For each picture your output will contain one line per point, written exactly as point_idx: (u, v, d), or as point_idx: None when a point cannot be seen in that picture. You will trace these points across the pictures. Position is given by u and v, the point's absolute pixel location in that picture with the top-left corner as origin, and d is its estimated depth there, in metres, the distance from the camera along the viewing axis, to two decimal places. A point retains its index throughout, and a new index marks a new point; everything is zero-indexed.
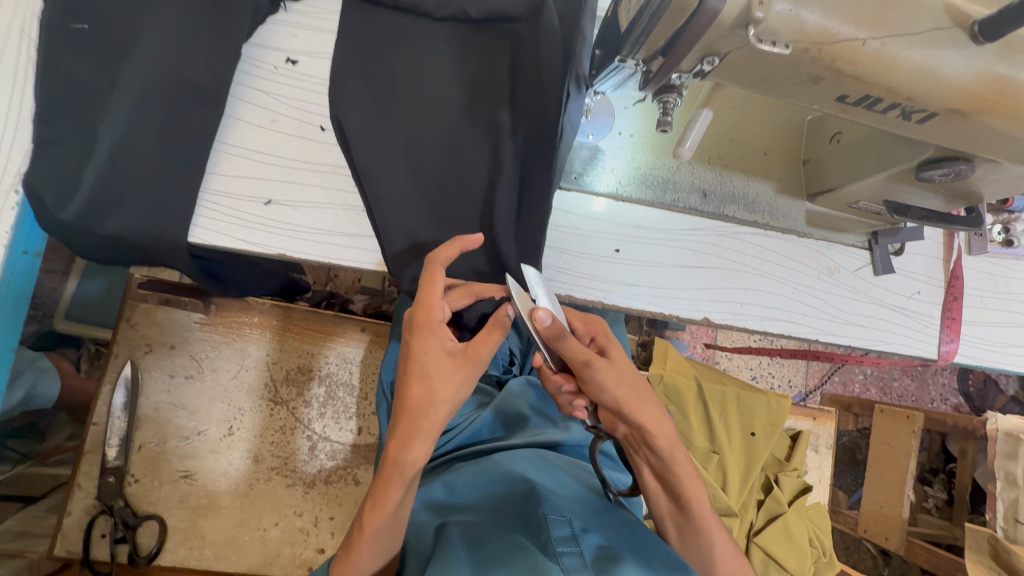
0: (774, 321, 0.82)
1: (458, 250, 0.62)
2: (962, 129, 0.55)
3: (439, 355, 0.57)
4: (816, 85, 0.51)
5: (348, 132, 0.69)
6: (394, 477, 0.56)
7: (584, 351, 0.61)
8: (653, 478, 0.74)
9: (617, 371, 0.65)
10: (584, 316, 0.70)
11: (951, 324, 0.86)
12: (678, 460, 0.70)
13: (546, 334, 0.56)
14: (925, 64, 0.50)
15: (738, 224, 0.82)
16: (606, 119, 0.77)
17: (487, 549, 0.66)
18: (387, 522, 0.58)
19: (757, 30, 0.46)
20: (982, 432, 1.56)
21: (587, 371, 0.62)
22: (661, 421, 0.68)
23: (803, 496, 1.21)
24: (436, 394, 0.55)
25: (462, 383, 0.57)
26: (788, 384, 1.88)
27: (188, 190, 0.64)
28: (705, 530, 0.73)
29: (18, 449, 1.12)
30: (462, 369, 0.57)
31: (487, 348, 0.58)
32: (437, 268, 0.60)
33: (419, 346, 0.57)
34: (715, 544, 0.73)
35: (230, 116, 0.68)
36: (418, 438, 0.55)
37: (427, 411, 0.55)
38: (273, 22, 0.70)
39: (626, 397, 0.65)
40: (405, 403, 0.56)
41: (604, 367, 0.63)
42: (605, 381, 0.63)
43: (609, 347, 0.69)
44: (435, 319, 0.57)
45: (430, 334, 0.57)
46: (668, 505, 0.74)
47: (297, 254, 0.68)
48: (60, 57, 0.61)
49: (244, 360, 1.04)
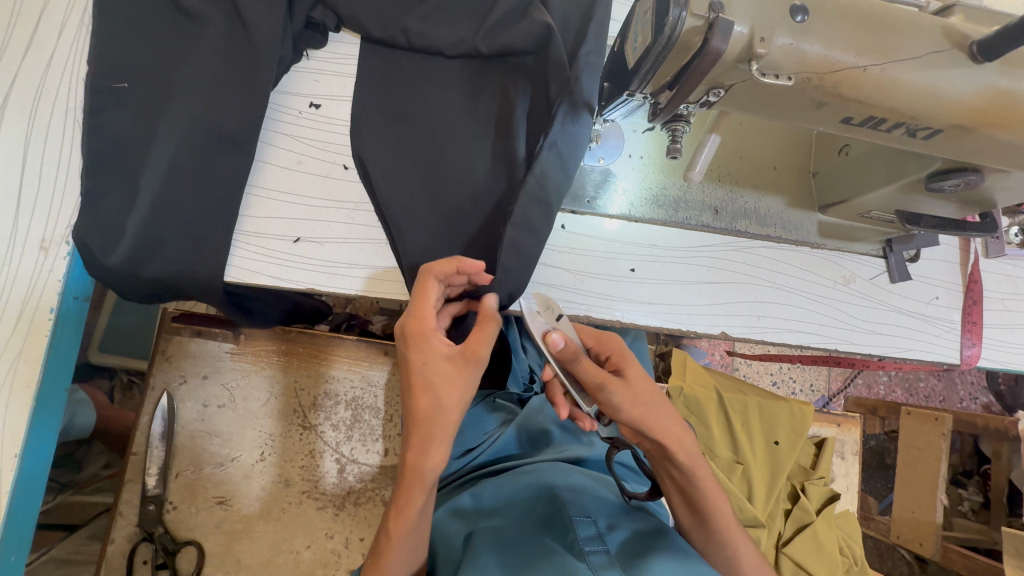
0: (792, 332, 0.83)
1: (455, 268, 0.65)
2: (972, 143, 0.56)
3: (437, 363, 0.61)
4: (820, 110, 0.53)
5: (370, 169, 0.72)
6: (416, 485, 0.63)
7: (599, 375, 0.63)
8: (675, 490, 0.77)
9: (632, 391, 0.66)
10: (597, 333, 0.71)
11: (973, 328, 0.86)
12: (701, 474, 0.72)
13: (560, 355, 0.61)
14: (929, 85, 0.51)
15: (751, 238, 0.83)
16: (616, 142, 0.80)
17: (516, 552, 0.68)
18: (413, 527, 0.65)
19: (759, 64, 0.48)
20: (1014, 432, 1.53)
21: (601, 395, 0.64)
22: (679, 438, 0.69)
23: (831, 504, 1.19)
24: (441, 401, 0.60)
25: (464, 387, 0.61)
26: (810, 389, 1.86)
27: (223, 233, 0.68)
28: (730, 542, 0.75)
29: (59, 478, 1.16)
30: (464, 372, 0.61)
31: (485, 346, 0.61)
32: (431, 281, 0.63)
33: (417, 357, 0.61)
34: (740, 550, 0.76)
35: (259, 160, 0.72)
36: (431, 446, 0.61)
37: (436, 420, 0.60)
38: (296, 69, 0.75)
39: (642, 414, 0.66)
40: (416, 412, 0.61)
41: (619, 390, 0.64)
42: (620, 404, 0.65)
43: (624, 366, 0.69)
44: (428, 328, 0.62)
45: (425, 344, 0.61)
46: (689, 518, 0.77)
47: (325, 287, 0.72)
48: (105, 116, 0.66)
49: (272, 387, 1.07)
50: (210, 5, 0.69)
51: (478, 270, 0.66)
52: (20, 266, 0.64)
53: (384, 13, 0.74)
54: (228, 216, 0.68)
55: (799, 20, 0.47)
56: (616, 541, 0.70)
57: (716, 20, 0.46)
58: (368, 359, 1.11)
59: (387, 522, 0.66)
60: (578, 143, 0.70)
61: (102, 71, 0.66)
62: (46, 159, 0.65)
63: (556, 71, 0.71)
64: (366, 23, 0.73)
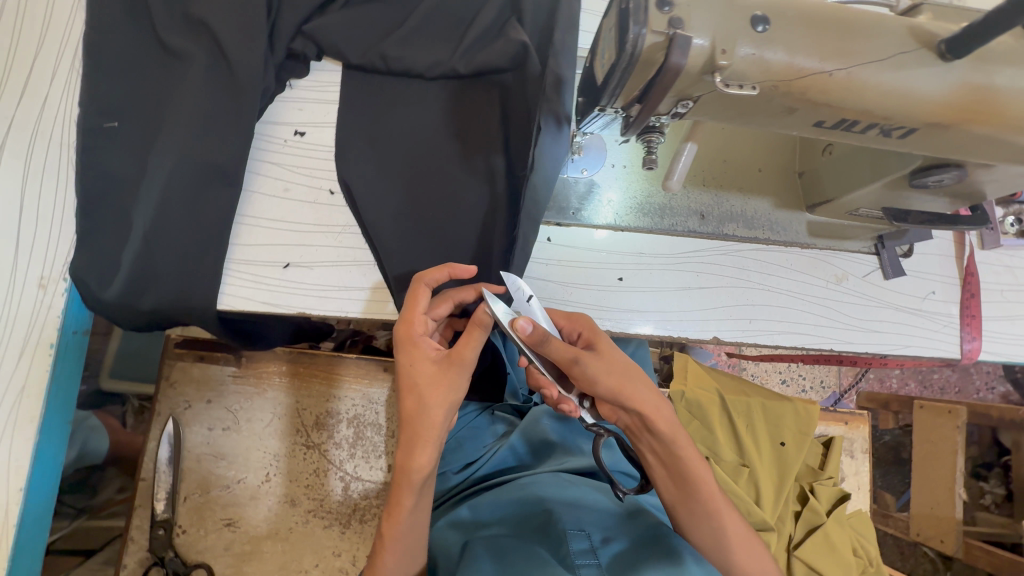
0: (785, 333, 0.82)
1: (447, 274, 0.66)
2: (950, 140, 0.55)
3: (423, 365, 0.63)
4: (792, 115, 0.53)
5: (355, 193, 0.73)
6: (404, 485, 0.65)
7: (570, 350, 0.62)
8: (658, 463, 0.78)
9: (605, 363, 0.67)
10: (569, 314, 0.73)
11: (971, 321, 0.84)
12: (680, 442, 0.74)
13: (529, 340, 0.60)
14: (898, 85, 0.51)
15: (739, 241, 0.83)
16: (599, 154, 0.80)
17: (510, 562, 0.68)
18: (406, 525, 0.67)
19: (723, 76, 0.48)
20: None
21: (576, 368, 0.63)
22: (658, 406, 0.71)
23: (842, 504, 1.17)
24: (425, 402, 0.62)
25: (449, 388, 0.62)
26: (821, 385, 1.83)
27: (215, 262, 0.69)
28: (717, 513, 0.76)
29: (74, 504, 1.19)
30: (449, 373, 0.62)
31: (469, 350, 0.62)
32: (421, 287, 0.65)
33: (404, 360, 0.63)
34: (726, 523, 0.76)
35: (247, 190, 0.74)
36: (417, 446, 0.63)
37: (420, 418, 0.62)
38: (280, 99, 0.77)
39: (617, 385, 0.67)
40: (405, 410, 0.64)
41: (593, 361, 0.65)
42: (596, 374, 0.65)
43: (595, 340, 0.70)
44: (417, 333, 0.64)
45: (413, 348, 0.63)
46: (675, 490, 0.77)
47: (316, 311, 0.73)
48: (99, 155, 0.68)
49: (276, 408, 1.09)
50: (194, 42, 0.71)
51: (469, 275, 0.67)
52: (21, 304, 0.66)
53: (363, 40, 0.76)
54: (218, 246, 0.69)
55: (761, 30, 0.48)
56: (609, 555, 0.72)
57: (675, 37, 0.46)
58: (368, 376, 1.11)
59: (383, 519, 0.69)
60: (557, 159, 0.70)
61: (92, 111, 0.69)
62: (44, 200, 0.68)
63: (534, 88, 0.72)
64: (347, 51, 0.75)
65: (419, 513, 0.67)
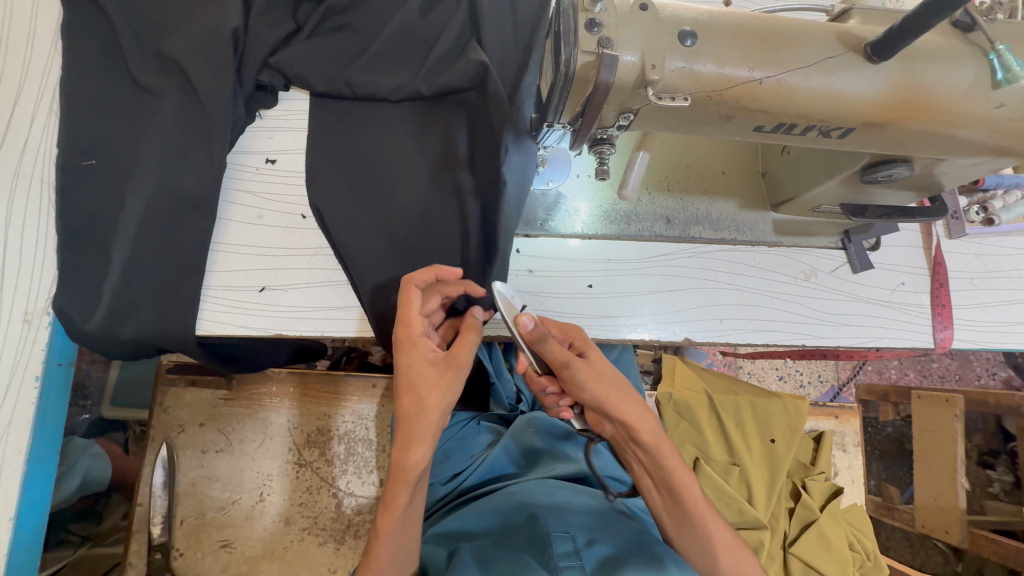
0: (756, 331, 0.83)
1: (434, 277, 0.68)
2: (888, 136, 0.57)
3: (422, 366, 0.64)
4: (731, 122, 0.55)
5: (325, 215, 0.76)
6: (399, 481, 0.64)
7: (563, 353, 0.64)
8: (644, 472, 0.77)
9: (594, 370, 0.68)
10: (560, 323, 0.72)
11: (942, 311, 0.85)
12: (666, 453, 0.72)
13: (529, 337, 0.62)
14: (828, 89, 0.53)
15: (707, 242, 0.85)
16: (562, 164, 0.83)
17: (494, 567, 0.69)
18: (399, 523, 0.67)
19: (655, 89, 0.51)
20: None
21: (566, 372, 0.65)
22: (643, 416, 0.69)
23: (836, 498, 1.17)
24: (424, 401, 0.62)
25: (447, 389, 0.64)
26: (818, 380, 1.83)
27: (193, 289, 0.72)
28: (702, 522, 0.74)
29: (79, 532, 1.21)
30: (447, 374, 0.64)
31: (466, 352, 0.66)
32: (413, 288, 0.66)
33: (404, 361, 0.64)
34: (712, 534, 0.74)
35: (221, 218, 0.76)
36: (413, 442, 0.63)
37: (418, 417, 0.63)
38: (251, 130, 0.80)
39: (603, 394, 0.67)
40: (402, 409, 0.64)
41: (581, 368, 0.66)
42: (584, 381, 0.66)
43: (586, 350, 0.71)
44: (416, 333, 0.65)
45: (412, 349, 0.64)
46: (662, 499, 0.77)
47: (292, 332, 0.75)
48: (78, 193, 0.71)
49: (267, 429, 1.10)
50: (165, 79, 0.74)
51: (456, 276, 0.69)
52: (6, 339, 0.69)
53: (328, 69, 0.79)
54: (195, 274, 0.72)
55: (689, 44, 0.50)
56: (593, 558, 0.71)
57: (604, 56, 0.49)
58: (357, 394, 1.13)
59: (377, 517, 0.67)
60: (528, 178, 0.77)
61: (71, 151, 0.72)
62: (26, 238, 0.71)
63: (496, 106, 0.74)
64: (314, 79, 0.78)
65: (399, 528, 0.68)
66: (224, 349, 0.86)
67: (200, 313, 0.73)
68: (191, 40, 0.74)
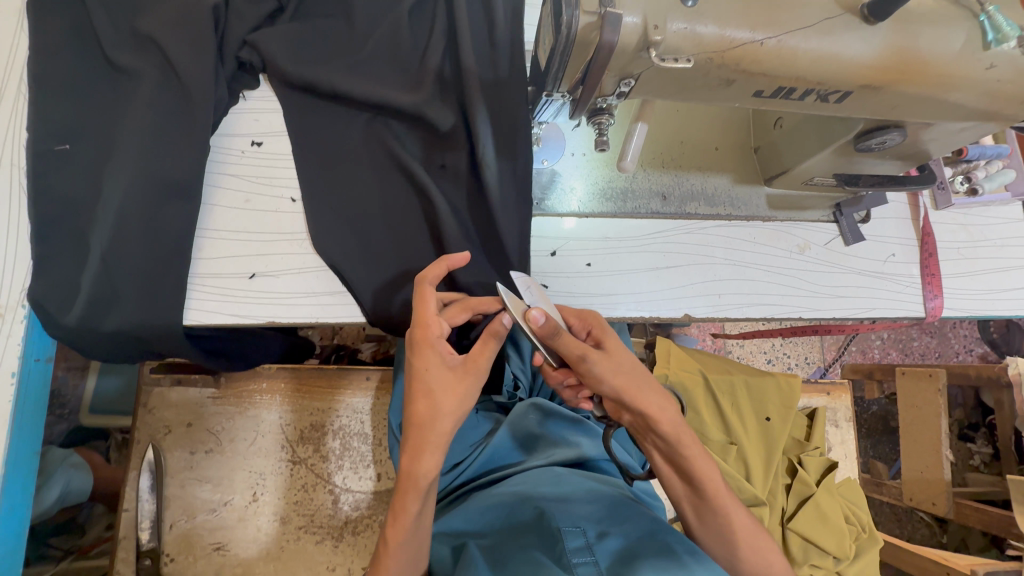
0: (754, 305, 0.84)
1: (445, 268, 0.66)
2: (883, 100, 0.57)
3: (440, 370, 0.62)
4: (731, 87, 0.55)
5: (314, 199, 0.74)
6: (410, 491, 0.62)
7: (579, 346, 0.63)
8: (664, 461, 0.76)
9: (612, 361, 0.66)
10: (579, 312, 0.73)
11: (932, 280, 0.87)
12: (685, 443, 0.70)
13: (541, 332, 0.60)
14: (826, 51, 0.53)
15: (702, 219, 0.85)
16: (558, 143, 0.82)
17: (506, 568, 0.68)
18: (409, 533, 0.65)
19: (657, 51, 0.50)
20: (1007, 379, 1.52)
21: (582, 366, 0.64)
22: (663, 407, 0.67)
23: (831, 473, 1.19)
24: (439, 406, 0.61)
25: (464, 396, 0.62)
26: (806, 361, 1.86)
27: (178, 277, 0.69)
28: (723, 510, 0.73)
29: (61, 545, 1.15)
30: (464, 380, 0.63)
31: (485, 358, 0.64)
32: (430, 288, 0.64)
33: (420, 363, 0.62)
34: (733, 522, 0.74)
35: (206, 203, 0.73)
36: (424, 453, 0.61)
37: (431, 424, 0.61)
38: (234, 111, 0.77)
39: (624, 385, 0.66)
40: (416, 414, 0.61)
41: (599, 360, 0.65)
42: (602, 373, 0.65)
43: (603, 338, 0.71)
44: (435, 334, 0.62)
45: (429, 350, 0.62)
46: (682, 487, 0.76)
47: (284, 319, 0.73)
48: (52, 179, 0.67)
49: (258, 427, 1.07)
50: (142, 59, 0.70)
51: (465, 263, 0.66)
52: None
53: (312, 50, 0.76)
54: (180, 262, 0.69)
55: (690, 5, 0.50)
56: (606, 552, 0.70)
57: (607, 16, 0.48)
58: (351, 388, 1.10)
59: (386, 527, 0.66)
60: (524, 170, 0.75)
61: (41, 135, 0.68)
62: None
63: (498, 90, 0.74)
64: (300, 59, 0.75)
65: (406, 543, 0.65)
66: (214, 347, 0.82)
67: (188, 303, 0.70)
68: (171, 20, 0.71)
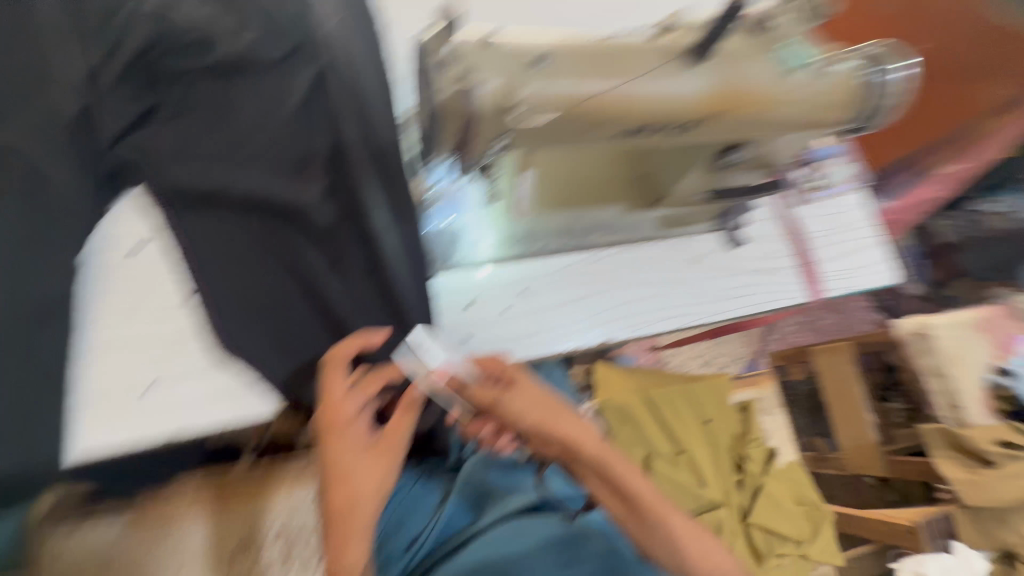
0: (665, 317, 0.93)
1: (359, 345, 0.68)
2: (722, 125, 0.66)
3: (353, 454, 0.63)
4: (594, 131, 0.61)
5: (211, 302, 0.72)
6: None
7: (487, 393, 0.66)
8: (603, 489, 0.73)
9: (524, 397, 0.67)
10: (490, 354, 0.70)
11: (807, 267, 1.00)
12: (612, 460, 0.70)
13: (449, 384, 0.69)
14: (664, 92, 0.60)
15: (604, 248, 0.91)
16: (453, 199, 0.80)
17: None
18: None
19: (518, 110, 0.56)
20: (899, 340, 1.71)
21: (493, 410, 0.67)
22: (585, 431, 0.68)
23: (772, 459, 1.29)
24: (356, 493, 0.61)
25: (383, 473, 0.63)
26: (736, 358, 1.99)
27: (53, 407, 0.63)
28: (659, 513, 0.72)
29: None
30: (380, 456, 0.64)
31: (400, 429, 0.66)
32: (336, 366, 0.66)
33: (333, 449, 0.62)
34: (673, 525, 0.73)
35: (85, 327, 0.68)
36: (348, 541, 0.61)
37: (350, 511, 0.61)
38: (103, 222, 0.71)
39: (541, 419, 0.66)
40: (332, 501, 0.62)
41: (516, 392, 0.66)
42: (522, 408, 0.65)
43: (516, 377, 0.67)
44: (343, 418, 0.64)
45: (339, 436, 0.63)
46: (622, 508, 0.73)
47: (191, 433, 0.71)
48: None
49: (173, 557, 0.87)
50: None
51: (381, 338, 0.70)
52: None
53: (181, 147, 0.71)
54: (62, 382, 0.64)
55: (539, 68, 0.57)
56: None
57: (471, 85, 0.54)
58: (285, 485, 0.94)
59: None
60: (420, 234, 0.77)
61: None
62: None
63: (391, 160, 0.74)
64: (175, 156, 0.71)
65: None
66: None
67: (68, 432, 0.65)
68: None
